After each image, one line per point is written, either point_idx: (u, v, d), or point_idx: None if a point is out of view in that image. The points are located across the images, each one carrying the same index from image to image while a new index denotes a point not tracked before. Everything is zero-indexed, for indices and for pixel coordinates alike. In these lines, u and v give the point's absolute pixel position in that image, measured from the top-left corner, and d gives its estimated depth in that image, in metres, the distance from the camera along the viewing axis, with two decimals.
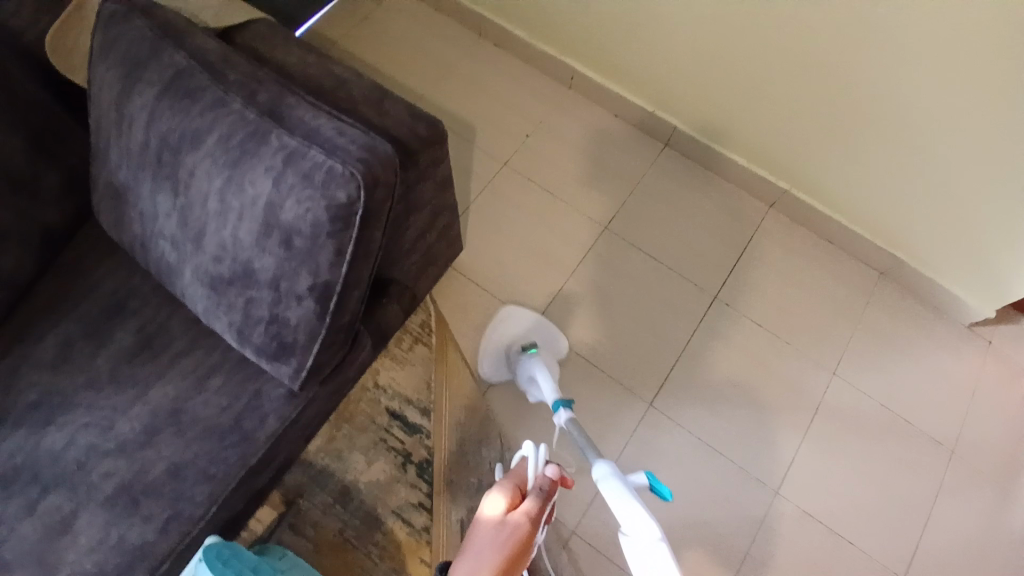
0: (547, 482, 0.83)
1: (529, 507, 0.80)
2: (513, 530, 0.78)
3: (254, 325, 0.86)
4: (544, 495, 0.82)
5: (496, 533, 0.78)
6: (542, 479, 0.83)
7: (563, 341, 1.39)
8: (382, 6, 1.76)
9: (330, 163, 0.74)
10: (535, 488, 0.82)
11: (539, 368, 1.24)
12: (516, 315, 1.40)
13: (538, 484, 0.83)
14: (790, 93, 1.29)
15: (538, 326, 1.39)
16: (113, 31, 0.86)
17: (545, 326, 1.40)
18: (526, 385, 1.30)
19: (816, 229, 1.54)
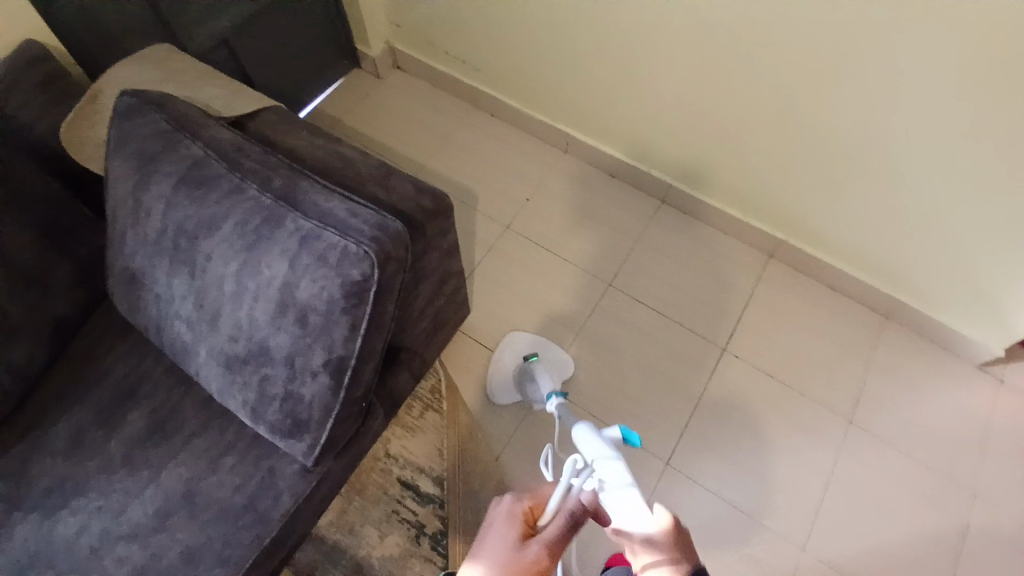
0: (578, 509, 0.77)
1: (552, 539, 0.75)
2: (532, 562, 0.74)
3: (268, 403, 0.85)
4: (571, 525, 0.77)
5: (509, 561, 0.75)
6: (575, 505, 0.77)
7: (570, 360, 1.41)
8: (383, 82, 1.84)
9: (345, 243, 0.76)
10: (564, 513, 0.77)
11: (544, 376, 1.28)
12: (522, 340, 1.43)
13: (569, 511, 0.77)
14: (782, 149, 1.31)
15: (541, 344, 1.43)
16: (129, 126, 0.90)
17: (551, 346, 1.42)
18: (530, 395, 1.32)
19: (818, 276, 1.52)
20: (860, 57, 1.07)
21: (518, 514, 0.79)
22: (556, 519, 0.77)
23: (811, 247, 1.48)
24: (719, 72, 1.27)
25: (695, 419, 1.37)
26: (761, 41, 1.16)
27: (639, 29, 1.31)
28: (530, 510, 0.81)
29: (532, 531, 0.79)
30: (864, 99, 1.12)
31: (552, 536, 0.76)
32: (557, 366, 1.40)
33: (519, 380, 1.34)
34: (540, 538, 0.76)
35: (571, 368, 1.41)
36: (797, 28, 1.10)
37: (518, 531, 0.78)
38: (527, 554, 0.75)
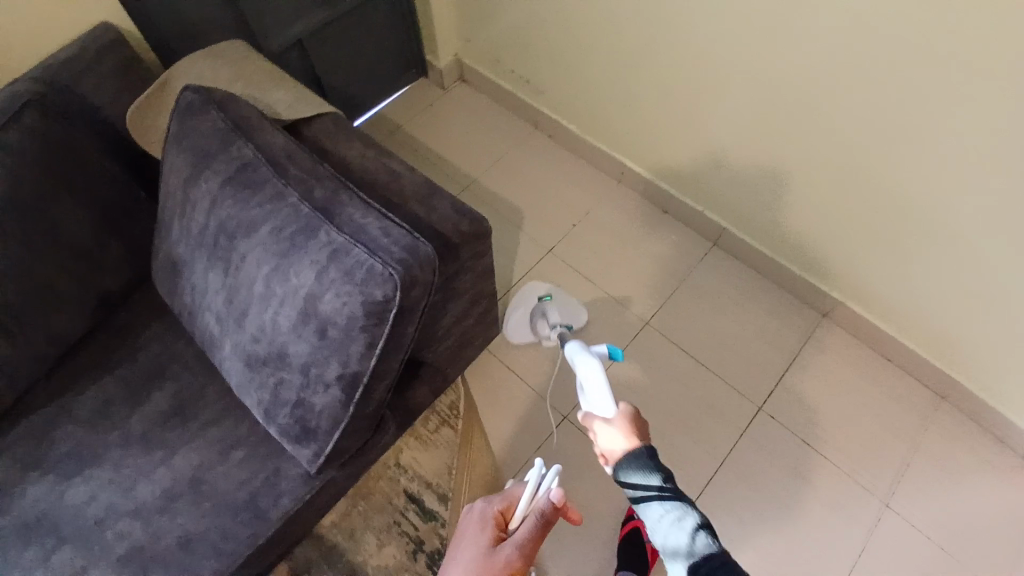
0: (547, 511, 0.84)
1: (522, 543, 0.83)
2: (505, 564, 0.83)
3: (281, 406, 0.86)
4: (540, 524, 0.84)
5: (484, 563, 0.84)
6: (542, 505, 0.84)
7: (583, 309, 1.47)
8: (447, 93, 1.86)
9: (373, 262, 0.76)
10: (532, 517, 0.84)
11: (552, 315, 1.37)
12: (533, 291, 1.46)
13: (536, 515, 0.84)
14: (845, 208, 1.25)
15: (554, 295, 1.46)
16: (190, 121, 0.94)
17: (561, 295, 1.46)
18: (545, 326, 1.39)
19: (872, 343, 1.43)
20: (938, 124, 1.00)
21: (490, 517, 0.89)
22: (525, 524, 0.84)
23: (870, 313, 1.39)
24: (786, 122, 1.22)
25: (718, 477, 1.30)
26: (833, 95, 1.10)
27: (708, 69, 1.27)
28: (502, 510, 0.91)
29: (503, 534, 0.89)
30: (938, 168, 1.06)
31: (523, 539, 0.84)
32: (572, 315, 1.44)
33: (533, 320, 1.42)
34: (511, 541, 0.85)
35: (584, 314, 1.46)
36: (872, 86, 1.04)
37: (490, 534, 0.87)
38: (500, 557, 0.84)
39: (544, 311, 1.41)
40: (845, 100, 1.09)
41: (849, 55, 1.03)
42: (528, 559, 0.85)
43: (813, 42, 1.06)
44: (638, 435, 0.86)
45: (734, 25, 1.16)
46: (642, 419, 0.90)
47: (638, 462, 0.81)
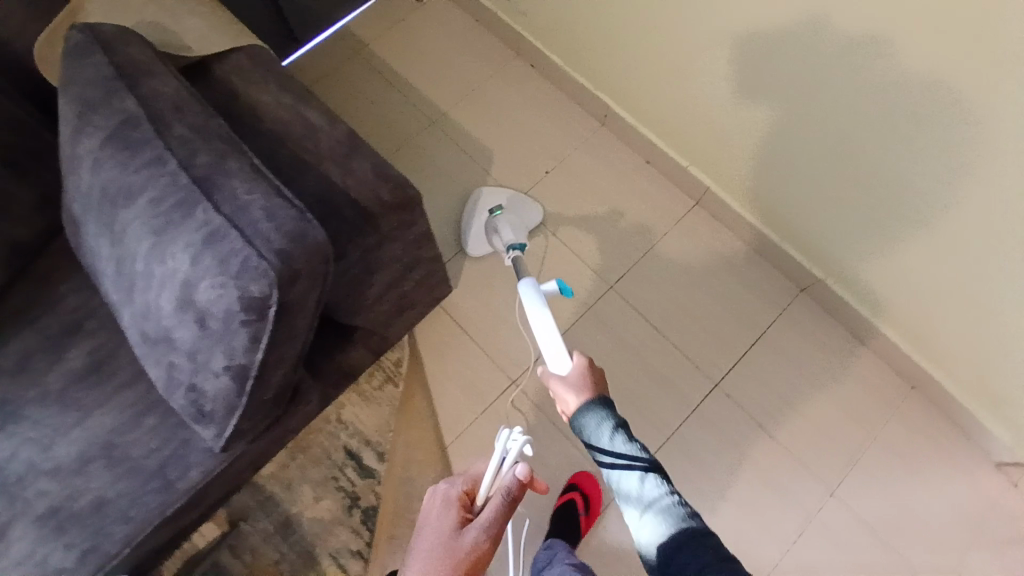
0: (514, 488, 0.77)
1: (488, 524, 0.78)
2: (471, 549, 0.78)
3: (178, 385, 0.83)
4: (506, 505, 0.78)
5: (451, 549, 0.78)
6: (509, 484, 0.78)
7: (538, 205, 1.44)
8: (423, 6, 1.66)
9: (248, 253, 0.68)
10: (499, 494, 0.77)
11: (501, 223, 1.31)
12: (487, 196, 1.44)
13: (503, 491, 0.77)
14: (835, 183, 1.11)
15: (509, 200, 1.44)
16: (74, 62, 0.83)
17: (513, 200, 1.44)
18: (496, 241, 1.32)
19: (848, 325, 1.33)
20: (936, 102, 0.86)
21: (454, 500, 0.83)
22: (490, 503, 0.79)
23: (851, 295, 1.28)
24: (774, 80, 1.06)
25: (662, 454, 1.27)
26: (828, 55, 0.94)
27: (697, 6, 1.09)
28: (468, 491, 0.85)
29: (470, 514, 0.83)
30: (932, 154, 0.91)
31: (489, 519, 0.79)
32: (526, 216, 1.43)
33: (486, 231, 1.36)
34: (477, 523, 0.79)
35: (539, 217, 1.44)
36: (870, 49, 0.88)
37: (454, 518, 0.81)
38: (467, 540, 0.79)
39: (495, 226, 1.32)
40: (838, 62, 0.94)
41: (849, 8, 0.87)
42: (496, 537, 0.79)
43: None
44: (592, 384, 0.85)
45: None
46: (596, 366, 0.88)
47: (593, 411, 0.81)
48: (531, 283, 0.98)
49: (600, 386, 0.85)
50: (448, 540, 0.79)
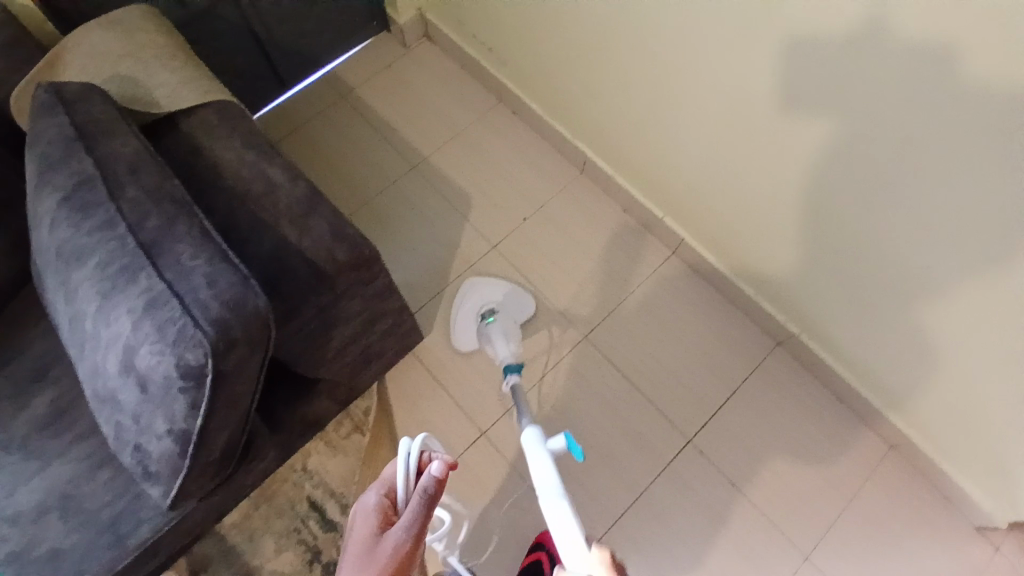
0: (432, 486, 0.67)
1: (408, 525, 0.68)
2: (393, 554, 0.68)
3: (125, 445, 0.82)
4: (426, 504, 0.68)
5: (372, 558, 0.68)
6: (426, 483, 0.67)
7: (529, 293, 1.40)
8: (410, 53, 1.69)
9: (185, 321, 0.67)
10: (417, 494, 0.67)
11: (493, 334, 1.30)
12: (477, 288, 1.40)
13: (421, 490, 0.67)
14: (806, 241, 1.10)
15: (498, 285, 1.41)
16: (41, 125, 0.86)
17: (503, 289, 1.40)
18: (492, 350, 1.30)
19: (826, 381, 1.31)
20: (898, 170, 0.85)
21: (372, 506, 0.71)
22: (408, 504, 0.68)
23: (827, 351, 1.26)
24: (742, 137, 1.07)
25: (633, 513, 1.24)
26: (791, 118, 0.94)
27: (669, 64, 1.10)
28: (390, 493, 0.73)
29: (393, 516, 0.72)
30: (896, 217, 0.91)
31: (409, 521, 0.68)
32: (519, 303, 1.39)
33: (478, 337, 1.34)
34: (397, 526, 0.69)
35: (532, 302, 1.40)
36: (831, 113, 0.89)
37: (374, 524, 0.70)
38: (388, 545, 0.68)
39: (488, 337, 1.31)
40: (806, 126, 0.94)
41: (812, 75, 0.87)
42: (423, 538, 0.69)
43: (775, 52, 0.90)
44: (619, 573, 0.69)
45: (693, 18, 0.99)
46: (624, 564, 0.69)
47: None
48: (540, 432, 0.93)
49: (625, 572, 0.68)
50: (367, 548, 0.69)
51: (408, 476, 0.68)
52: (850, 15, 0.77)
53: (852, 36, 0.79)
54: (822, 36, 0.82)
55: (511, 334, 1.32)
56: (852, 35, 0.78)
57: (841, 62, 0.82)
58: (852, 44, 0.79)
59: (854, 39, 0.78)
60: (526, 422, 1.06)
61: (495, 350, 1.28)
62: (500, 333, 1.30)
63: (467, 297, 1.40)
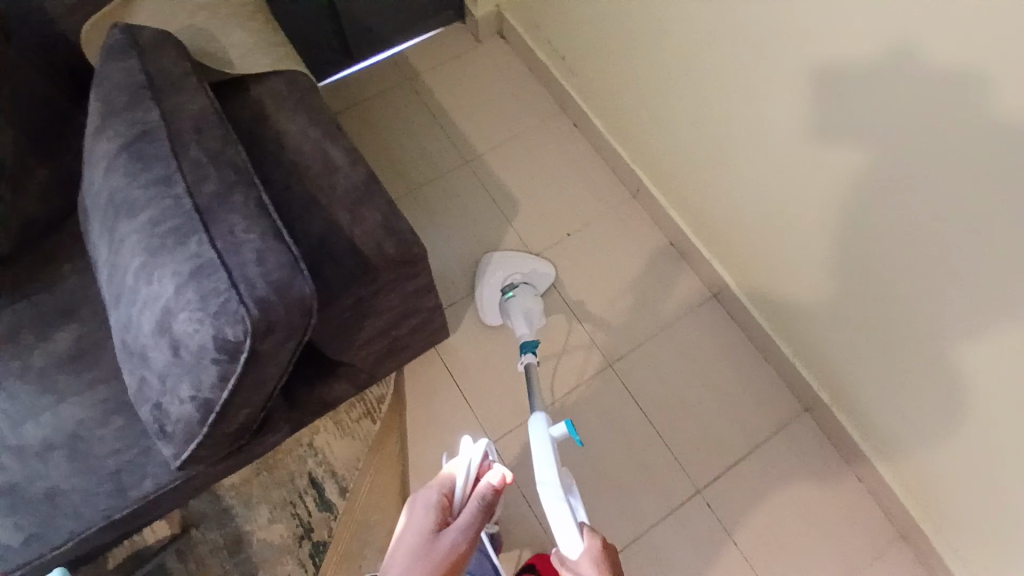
0: (491, 491, 0.72)
1: (467, 526, 0.70)
2: (448, 553, 0.69)
3: (145, 400, 0.82)
4: (484, 507, 0.72)
5: (426, 555, 0.69)
6: (486, 488, 0.72)
7: (548, 264, 1.41)
8: (481, 47, 1.67)
9: (229, 295, 0.67)
10: (476, 497, 0.71)
11: (514, 309, 1.30)
12: (497, 264, 1.40)
13: (480, 494, 0.71)
14: (853, 313, 1.06)
15: (517, 260, 1.40)
16: (110, 65, 0.84)
17: (520, 263, 1.40)
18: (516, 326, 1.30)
19: (847, 454, 1.27)
20: (958, 260, 0.82)
21: (429, 504, 0.73)
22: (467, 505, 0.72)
23: (854, 424, 1.23)
24: (802, 196, 1.04)
25: (627, 550, 1.22)
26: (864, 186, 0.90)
27: (739, 109, 1.07)
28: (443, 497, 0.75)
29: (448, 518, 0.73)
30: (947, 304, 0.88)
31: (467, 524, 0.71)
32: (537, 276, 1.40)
33: (501, 312, 1.35)
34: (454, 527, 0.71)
35: (552, 270, 1.41)
36: (894, 188, 0.86)
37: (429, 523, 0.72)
38: (442, 546, 0.70)
39: (510, 312, 1.31)
40: (870, 199, 0.91)
41: (882, 148, 0.84)
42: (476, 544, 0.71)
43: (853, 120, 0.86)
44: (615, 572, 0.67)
45: (772, 67, 0.96)
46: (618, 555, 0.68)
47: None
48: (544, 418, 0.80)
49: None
50: (421, 545, 0.70)
51: (468, 478, 0.73)
52: (938, 97, 0.74)
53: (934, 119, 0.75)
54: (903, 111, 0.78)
55: (532, 308, 1.32)
56: (935, 118, 0.75)
57: (918, 140, 0.79)
58: (934, 128, 0.76)
59: (937, 122, 0.75)
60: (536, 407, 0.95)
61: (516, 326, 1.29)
62: (521, 308, 1.31)
63: (487, 273, 1.39)
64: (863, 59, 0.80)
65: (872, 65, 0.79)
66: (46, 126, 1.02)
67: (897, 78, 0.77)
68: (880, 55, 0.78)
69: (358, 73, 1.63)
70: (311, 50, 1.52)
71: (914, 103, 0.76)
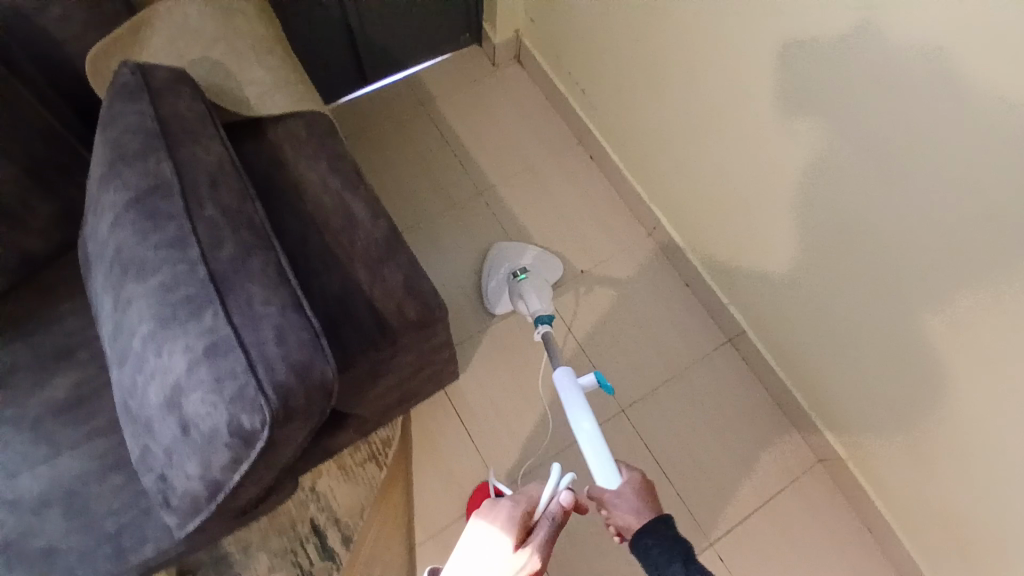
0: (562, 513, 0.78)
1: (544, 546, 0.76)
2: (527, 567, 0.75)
3: (148, 468, 0.77)
4: (555, 527, 0.78)
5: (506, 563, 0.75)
6: (557, 509, 0.78)
7: (558, 258, 1.43)
8: (497, 73, 1.62)
9: (247, 380, 0.62)
10: (548, 515, 0.78)
11: (526, 289, 1.29)
12: (508, 252, 1.41)
13: (553, 514, 0.77)
14: (881, 379, 1.03)
15: (527, 250, 1.42)
16: (118, 108, 0.78)
17: (530, 253, 1.41)
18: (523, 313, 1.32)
19: (861, 513, 1.24)
20: (995, 340, 0.80)
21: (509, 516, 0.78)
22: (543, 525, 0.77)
23: (870, 484, 1.20)
24: (824, 260, 1.01)
25: None
26: (906, 258, 0.87)
27: (767, 163, 1.04)
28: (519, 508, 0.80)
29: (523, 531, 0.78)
30: (985, 380, 0.85)
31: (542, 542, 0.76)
32: (547, 266, 1.41)
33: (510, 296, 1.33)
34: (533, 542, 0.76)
35: (562, 265, 1.43)
36: (928, 265, 0.84)
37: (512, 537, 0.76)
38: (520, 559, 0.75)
39: (521, 293, 1.30)
40: (904, 272, 0.88)
41: (922, 223, 0.82)
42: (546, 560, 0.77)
43: (892, 194, 0.84)
44: (649, 497, 0.80)
45: (804, 129, 0.93)
46: (653, 487, 0.82)
47: (661, 536, 0.73)
48: (570, 372, 0.94)
49: (660, 511, 0.79)
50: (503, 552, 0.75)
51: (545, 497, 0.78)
52: (1001, 179, 0.70)
53: (982, 205, 0.73)
54: (943, 190, 0.77)
55: (543, 291, 1.32)
56: (982, 203, 0.73)
57: (961, 222, 0.77)
58: (981, 216, 0.74)
59: (983, 205, 0.73)
60: (557, 363, 1.02)
61: (529, 306, 1.28)
62: (533, 289, 1.30)
63: (499, 260, 1.40)
64: (908, 133, 0.78)
65: (927, 139, 0.76)
66: (46, 158, 0.96)
67: (941, 159, 0.75)
68: (931, 132, 0.75)
69: (370, 94, 1.58)
70: (324, 71, 1.47)
71: (970, 181, 0.73)
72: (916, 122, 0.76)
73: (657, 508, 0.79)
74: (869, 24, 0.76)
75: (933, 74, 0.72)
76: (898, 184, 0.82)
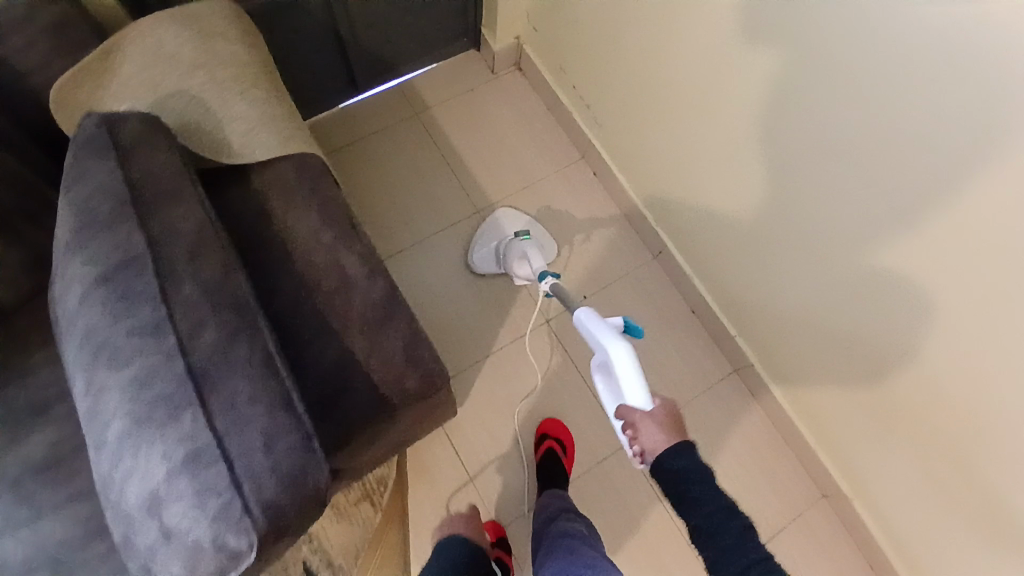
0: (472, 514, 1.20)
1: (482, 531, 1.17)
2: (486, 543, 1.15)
3: (130, 556, 0.72)
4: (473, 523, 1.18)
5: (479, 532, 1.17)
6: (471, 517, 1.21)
7: (551, 237, 1.40)
8: (496, 80, 1.53)
9: (233, 495, 0.57)
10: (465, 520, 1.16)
11: (528, 245, 1.28)
12: (503, 221, 1.38)
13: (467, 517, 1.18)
14: (898, 430, 0.99)
15: (521, 221, 1.39)
16: (83, 165, 0.71)
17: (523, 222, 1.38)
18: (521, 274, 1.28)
19: (865, 552, 1.22)
20: None
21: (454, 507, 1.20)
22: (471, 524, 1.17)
23: (876, 525, 1.17)
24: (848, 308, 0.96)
25: None
26: (944, 317, 0.81)
27: (785, 204, 0.98)
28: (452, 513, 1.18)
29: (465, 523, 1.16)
30: (1010, 442, 0.80)
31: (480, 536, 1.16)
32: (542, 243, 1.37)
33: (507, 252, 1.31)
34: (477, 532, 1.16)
35: (554, 246, 1.39)
36: (960, 325, 0.79)
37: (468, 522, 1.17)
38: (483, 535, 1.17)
39: (522, 250, 1.28)
40: (928, 332, 0.84)
41: (952, 284, 0.78)
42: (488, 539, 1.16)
43: (921, 253, 0.79)
44: (675, 420, 0.75)
45: (828, 175, 0.87)
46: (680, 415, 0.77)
47: (689, 468, 0.69)
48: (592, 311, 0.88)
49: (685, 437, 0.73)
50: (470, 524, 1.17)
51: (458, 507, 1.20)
52: None
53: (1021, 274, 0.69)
54: (981, 253, 0.73)
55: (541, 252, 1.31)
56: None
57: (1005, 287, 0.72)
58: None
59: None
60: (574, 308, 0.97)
61: (530, 262, 1.26)
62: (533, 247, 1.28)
63: (489, 228, 1.38)
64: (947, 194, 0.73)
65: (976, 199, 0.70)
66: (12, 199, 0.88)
67: (982, 222, 0.71)
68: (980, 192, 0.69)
69: (362, 102, 1.50)
70: (312, 79, 1.38)
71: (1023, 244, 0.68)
72: (956, 183, 0.71)
73: (684, 435, 0.74)
74: (908, 74, 0.70)
75: (977, 138, 0.67)
76: (928, 243, 0.78)
